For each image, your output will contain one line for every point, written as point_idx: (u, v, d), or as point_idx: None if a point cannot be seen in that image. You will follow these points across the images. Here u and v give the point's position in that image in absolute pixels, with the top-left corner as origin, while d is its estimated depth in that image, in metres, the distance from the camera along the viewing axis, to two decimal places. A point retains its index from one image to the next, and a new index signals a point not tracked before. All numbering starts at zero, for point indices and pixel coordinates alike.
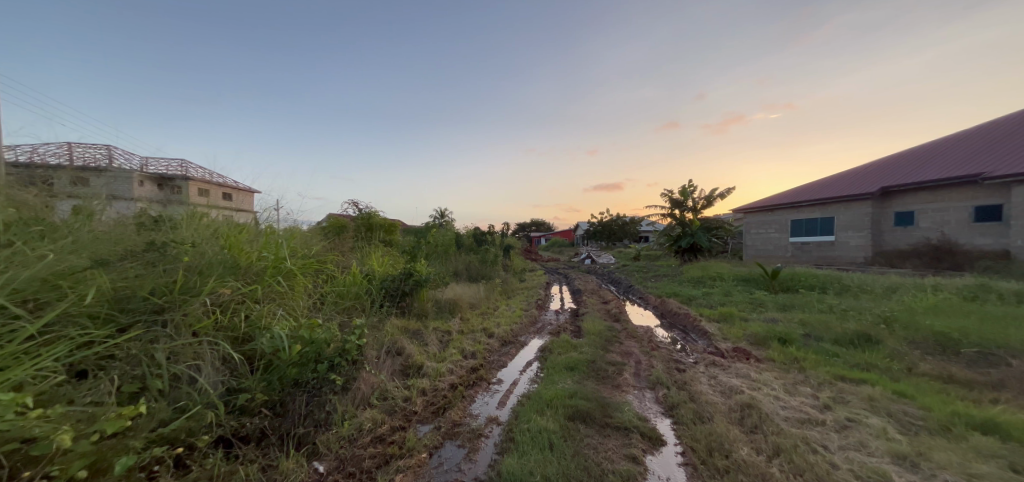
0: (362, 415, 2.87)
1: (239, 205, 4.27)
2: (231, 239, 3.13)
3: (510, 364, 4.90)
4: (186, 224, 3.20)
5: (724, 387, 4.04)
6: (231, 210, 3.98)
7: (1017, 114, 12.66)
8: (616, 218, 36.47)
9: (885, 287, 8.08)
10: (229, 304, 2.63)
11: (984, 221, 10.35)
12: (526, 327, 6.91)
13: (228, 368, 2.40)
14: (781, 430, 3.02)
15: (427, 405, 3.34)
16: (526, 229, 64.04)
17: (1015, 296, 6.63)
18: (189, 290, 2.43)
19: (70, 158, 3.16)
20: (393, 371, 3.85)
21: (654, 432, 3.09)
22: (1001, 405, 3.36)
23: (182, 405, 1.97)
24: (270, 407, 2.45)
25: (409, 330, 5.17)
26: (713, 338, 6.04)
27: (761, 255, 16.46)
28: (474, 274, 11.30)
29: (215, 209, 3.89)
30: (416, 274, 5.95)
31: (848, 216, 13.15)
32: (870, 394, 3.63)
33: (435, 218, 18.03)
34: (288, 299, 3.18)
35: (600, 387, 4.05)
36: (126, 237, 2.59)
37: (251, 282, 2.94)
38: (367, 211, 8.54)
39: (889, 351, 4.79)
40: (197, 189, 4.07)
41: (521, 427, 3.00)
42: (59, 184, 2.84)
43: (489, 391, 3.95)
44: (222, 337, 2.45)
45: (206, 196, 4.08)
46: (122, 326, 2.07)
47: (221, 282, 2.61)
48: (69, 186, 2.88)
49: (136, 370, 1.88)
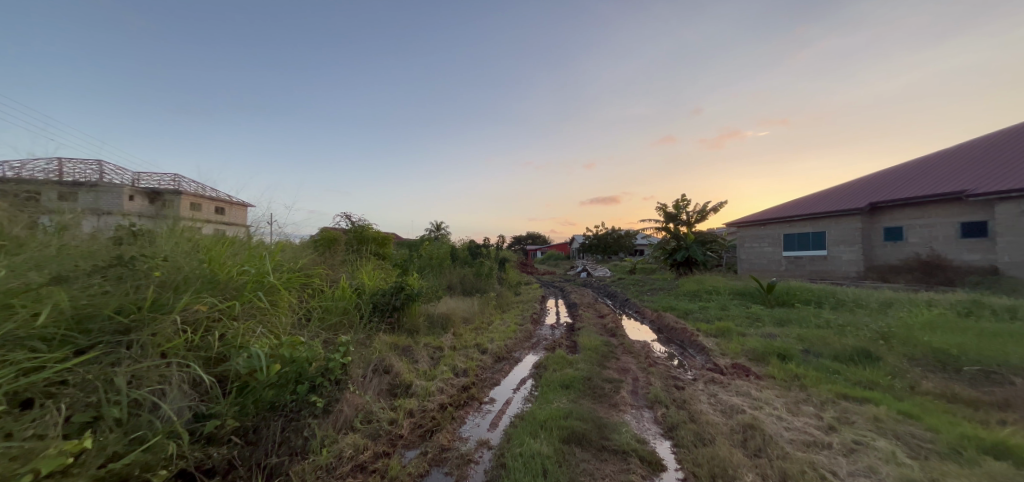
0: (343, 441, 2.69)
1: (230, 218, 4.21)
2: (212, 253, 2.98)
3: (503, 382, 4.74)
4: (167, 236, 3.05)
5: (725, 406, 3.91)
6: (222, 224, 3.94)
7: (1001, 132, 12.96)
8: (611, 231, 36.55)
9: (880, 301, 8.05)
10: (203, 322, 2.46)
11: (972, 237, 10.46)
12: (521, 342, 6.76)
13: (198, 392, 2.22)
14: (786, 454, 2.89)
15: (414, 427, 3.18)
16: (523, 242, 64.24)
17: (1008, 312, 6.61)
18: (161, 307, 2.29)
19: (59, 174, 3.11)
20: (379, 391, 3.69)
21: (654, 457, 2.93)
22: (1009, 427, 3.25)
23: (141, 436, 1.78)
24: (240, 435, 2.27)
25: (398, 346, 4.99)
26: (711, 354, 5.92)
27: (755, 269, 16.37)
28: (468, 287, 11.16)
29: (206, 223, 3.82)
30: (406, 288, 5.84)
31: (840, 231, 13.18)
32: (876, 415, 3.52)
33: (430, 231, 18.03)
34: (269, 316, 3.05)
35: (596, 406, 3.90)
36: (95, 252, 2.45)
37: (229, 298, 2.77)
38: (360, 225, 8.47)
39: (889, 368, 4.70)
40: (189, 203, 4.00)
41: (513, 452, 2.84)
42: (45, 199, 2.76)
43: (481, 411, 3.79)
44: (193, 358, 2.27)
45: (197, 210, 4.02)
46: (81, 348, 1.92)
47: (196, 298, 2.46)
48: (56, 201, 2.84)
49: (91, 397, 1.72)
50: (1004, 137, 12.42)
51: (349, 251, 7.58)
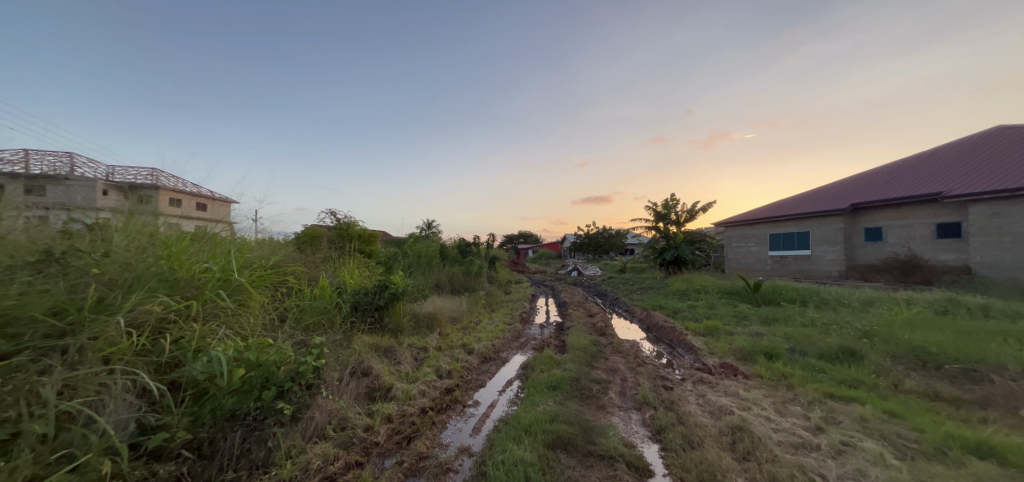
0: (312, 450, 2.49)
1: (214, 215, 4.01)
2: (172, 249, 2.75)
3: (489, 384, 4.59)
4: (127, 228, 2.78)
5: (714, 407, 3.83)
6: (206, 221, 3.74)
7: (976, 135, 13.30)
8: (602, 230, 36.65)
9: (862, 300, 8.14)
10: (154, 325, 2.24)
11: (946, 238, 10.68)
12: (509, 342, 6.62)
13: (146, 401, 2.02)
14: (775, 457, 2.81)
15: (391, 434, 3.01)
16: (515, 240, 64.12)
17: (982, 310, 6.72)
18: (106, 308, 2.07)
19: (26, 166, 2.90)
20: (357, 395, 3.50)
21: (641, 462, 2.82)
22: (991, 425, 3.23)
23: (70, 454, 1.58)
24: (192, 448, 2.10)
25: (380, 347, 4.80)
26: (700, 353, 5.87)
27: (742, 268, 16.50)
28: (457, 286, 10.97)
29: (188, 219, 3.63)
30: (391, 287, 5.65)
31: (823, 231, 13.37)
32: (862, 414, 3.48)
33: (421, 229, 17.80)
34: (234, 318, 2.84)
35: (584, 408, 3.78)
36: (35, 244, 2.22)
37: (187, 297, 2.55)
38: (345, 222, 8.22)
39: (873, 367, 4.69)
40: (169, 198, 3.79)
41: (495, 459, 2.69)
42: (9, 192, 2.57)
43: (464, 415, 3.63)
44: (141, 364, 2.06)
45: (178, 206, 3.81)
46: (3, 355, 1.70)
47: (148, 298, 2.24)
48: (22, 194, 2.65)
49: (10, 411, 1.51)
50: (979, 140, 12.75)
51: (332, 249, 7.33)
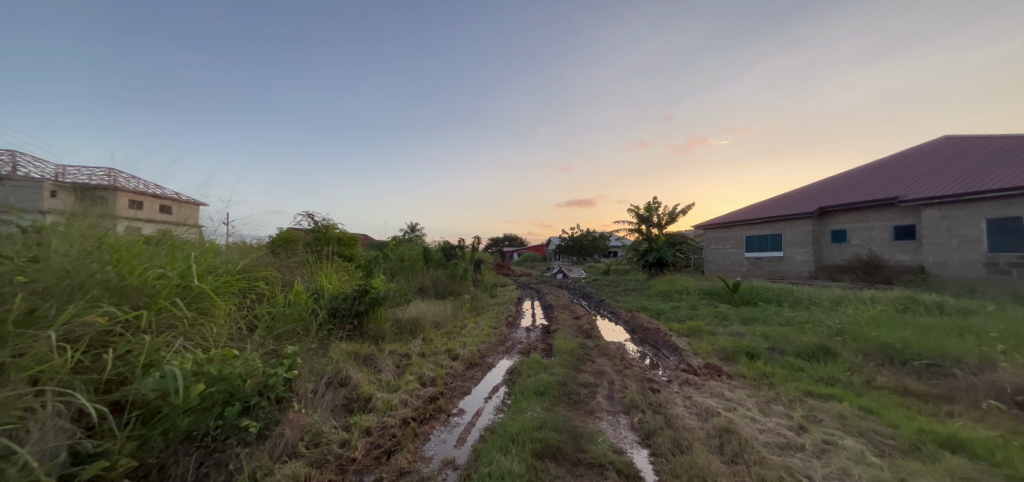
0: (280, 472, 2.32)
1: (179, 217, 3.73)
2: (122, 253, 2.49)
3: (475, 390, 4.44)
4: (71, 230, 2.51)
5: (701, 409, 3.79)
6: (168, 224, 3.46)
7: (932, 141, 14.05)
8: (587, 233, 36.97)
9: (831, 298, 8.40)
10: (93, 338, 2.00)
11: (902, 239, 11.19)
12: (495, 346, 6.47)
13: (82, 426, 1.78)
14: (762, 459, 2.77)
15: (370, 449, 2.82)
16: (500, 243, 64.02)
17: (938, 307, 7.02)
18: (35, 321, 1.83)
19: None
20: (333, 408, 3.30)
21: (631, 469, 2.71)
22: (959, 419, 3.30)
23: None
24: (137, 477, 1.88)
25: (358, 355, 4.58)
26: (684, 354, 5.87)
27: (720, 270, 16.86)
28: (442, 289, 10.75)
29: (148, 222, 3.34)
30: (371, 291, 5.42)
31: (793, 234, 13.83)
32: (841, 412, 3.50)
33: (405, 233, 17.45)
34: (193, 327, 2.60)
35: (572, 414, 3.68)
36: None
37: (138, 306, 2.31)
38: (324, 224, 7.92)
39: (848, 364, 4.78)
40: (128, 199, 3.49)
41: (481, 472, 2.54)
42: None
43: (448, 425, 3.47)
44: (78, 384, 1.83)
45: (138, 209, 3.52)
46: None
47: (88, 308, 2.00)
48: None
49: None
50: (933, 145, 13.48)
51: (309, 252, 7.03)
